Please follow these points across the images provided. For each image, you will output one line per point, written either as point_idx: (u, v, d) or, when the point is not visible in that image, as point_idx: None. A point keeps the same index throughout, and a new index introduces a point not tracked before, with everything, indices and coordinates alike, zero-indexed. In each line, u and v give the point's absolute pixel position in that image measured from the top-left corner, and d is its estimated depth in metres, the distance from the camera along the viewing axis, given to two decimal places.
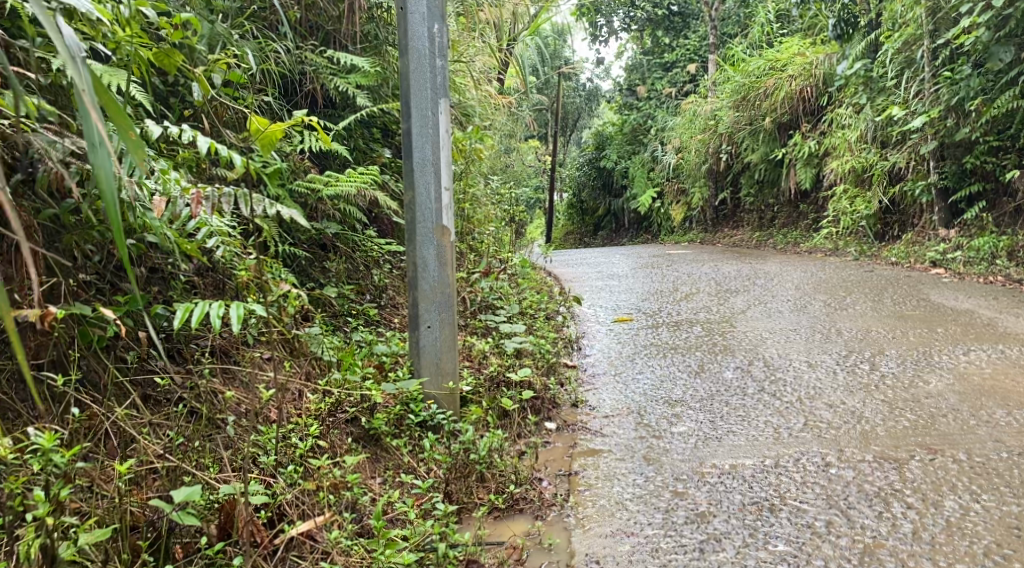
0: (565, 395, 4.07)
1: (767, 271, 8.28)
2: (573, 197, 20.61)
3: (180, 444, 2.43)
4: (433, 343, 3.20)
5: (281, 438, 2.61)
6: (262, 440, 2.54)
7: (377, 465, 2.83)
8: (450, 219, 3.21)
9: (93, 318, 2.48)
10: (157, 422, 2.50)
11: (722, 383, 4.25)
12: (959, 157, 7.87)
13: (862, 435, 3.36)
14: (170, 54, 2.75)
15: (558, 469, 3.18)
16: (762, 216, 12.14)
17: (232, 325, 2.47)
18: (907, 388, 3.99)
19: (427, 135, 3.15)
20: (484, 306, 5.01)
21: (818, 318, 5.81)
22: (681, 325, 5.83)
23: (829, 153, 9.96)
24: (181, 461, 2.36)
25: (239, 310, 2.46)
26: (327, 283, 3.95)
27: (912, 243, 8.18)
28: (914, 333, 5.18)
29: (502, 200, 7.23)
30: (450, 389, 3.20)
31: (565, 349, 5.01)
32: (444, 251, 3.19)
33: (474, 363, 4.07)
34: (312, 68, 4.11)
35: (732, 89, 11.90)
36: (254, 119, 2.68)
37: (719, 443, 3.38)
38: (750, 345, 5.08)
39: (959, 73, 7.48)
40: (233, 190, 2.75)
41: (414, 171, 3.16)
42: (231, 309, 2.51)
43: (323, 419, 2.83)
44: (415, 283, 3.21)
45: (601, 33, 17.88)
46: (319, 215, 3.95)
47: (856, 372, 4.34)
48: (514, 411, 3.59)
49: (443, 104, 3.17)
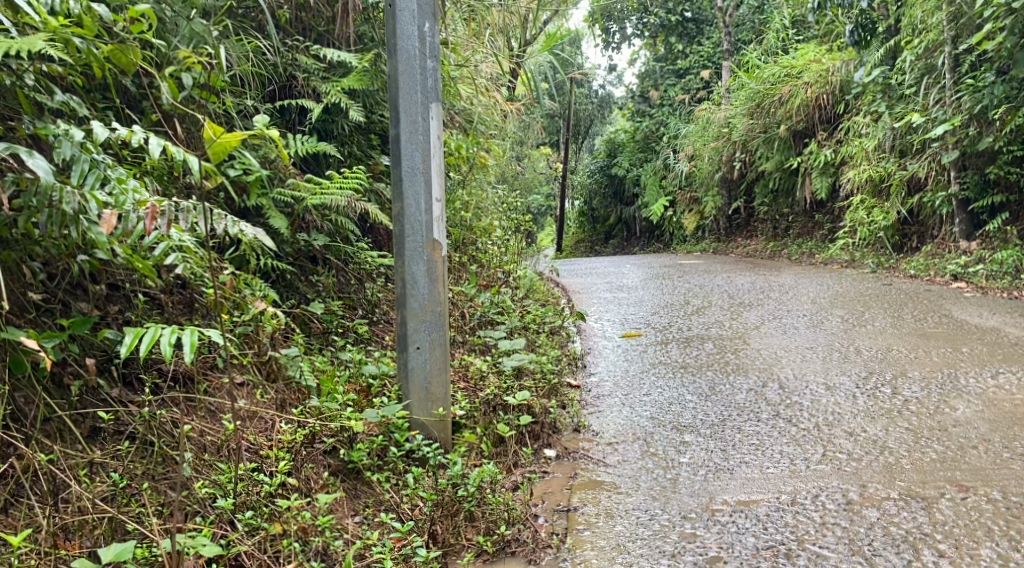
0: (568, 419, 3.83)
1: (780, 283, 8.03)
2: (584, 205, 20.39)
3: (124, 487, 2.33)
4: (422, 366, 2.98)
5: (244, 478, 2.44)
6: (221, 481, 2.39)
7: (357, 502, 2.62)
8: (441, 232, 2.99)
9: (25, 346, 2.32)
10: (99, 461, 2.39)
11: (734, 407, 4.00)
12: (980, 167, 7.59)
13: (886, 468, 3.11)
14: (125, 52, 2.62)
15: (556, 503, 2.94)
16: (776, 226, 11.88)
17: (185, 353, 2.17)
18: (933, 415, 3.73)
19: (418, 142, 2.93)
20: (484, 322, 4.78)
21: (836, 335, 5.55)
22: (692, 341, 5.58)
23: (846, 162, 9.69)
24: (121, 511, 2.27)
25: (191, 337, 2.17)
26: (315, 298, 3.73)
27: (932, 256, 7.90)
28: (937, 353, 4.91)
29: (508, 209, 7.02)
30: (440, 416, 2.98)
31: (569, 367, 4.79)
32: (435, 268, 2.97)
33: (470, 384, 3.84)
34: (301, 71, 3.95)
35: (745, 96, 11.65)
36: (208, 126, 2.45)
37: (731, 475, 3.13)
38: (765, 364, 4.82)
39: (982, 81, 7.21)
40: (193, 202, 2.50)
41: (403, 181, 2.94)
42: (186, 335, 2.22)
43: (297, 452, 2.62)
44: (404, 301, 2.99)
45: (613, 40, 17.68)
46: (306, 225, 3.72)
47: (878, 396, 4.07)
48: (510, 438, 3.37)
49: (435, 108, 2.95)
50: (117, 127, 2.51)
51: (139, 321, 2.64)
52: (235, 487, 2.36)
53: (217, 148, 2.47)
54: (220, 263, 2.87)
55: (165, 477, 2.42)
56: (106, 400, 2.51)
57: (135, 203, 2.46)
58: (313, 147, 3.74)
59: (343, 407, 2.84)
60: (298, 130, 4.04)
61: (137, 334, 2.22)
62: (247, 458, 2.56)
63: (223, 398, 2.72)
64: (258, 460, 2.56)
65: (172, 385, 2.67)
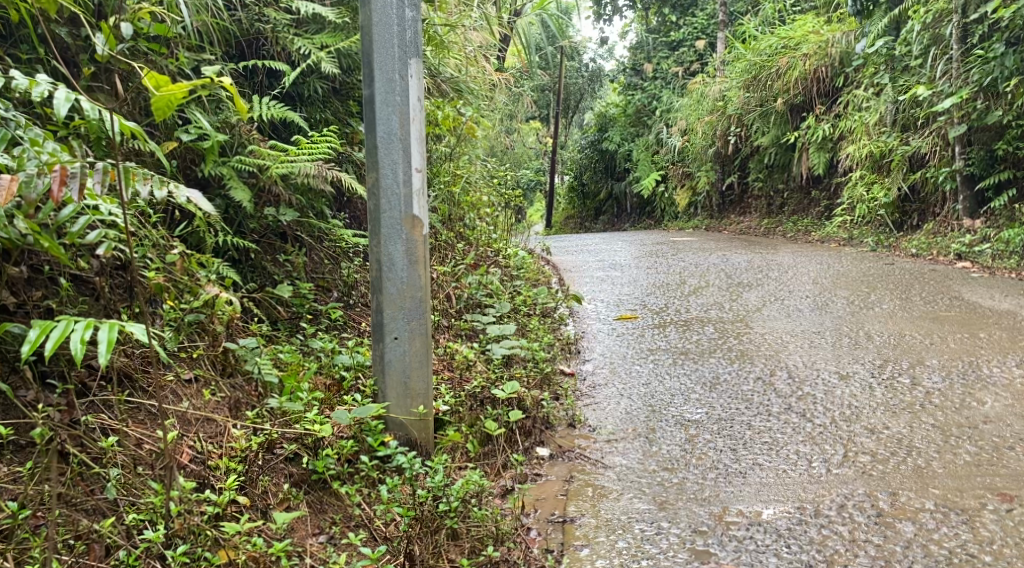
0: (561, 413, 3.51)
1: (778, 262, 7.71)
2: (573, 181, 19.93)
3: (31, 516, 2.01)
4: (400, 359, 2.68)
5: (183, 499, 2.09)
6: (152, 505, 2.06)
7: (322, 517, 2.26)
8: (422, 208, 2.66)
9: None
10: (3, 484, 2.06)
11: (742, 399, 3.67)
12: (987, 142, 7.26)
13: (917, 472, 2.80)
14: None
15: (549, 512, 2.63)
16: (770, 202, 11.52)
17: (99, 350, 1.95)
18: (959, 410, 3.42)
19: (394, 104, 2.57)
20: (470, 305, 4.44)
21: (843, 319, 5.23)
22: (690, 324, 5.24)
23: (845, 137, 9.33)
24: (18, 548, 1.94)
25: (105, 333, 1.95)
26: (284, 279, 3.37)
27: (934, 235, 7.58)
28: (955, 339, 4.60)
29: (494, 183, 6.64)
30: (421, 415, 2.69)
31: (561, 354, 4.46)
32: (415, 248, 2.65)
33: (455, 374, 3.51)
34: (269, 25, 3.59)
35: (742, 68, 11.23)
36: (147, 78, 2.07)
37: (744, 480, 2.81)
38: (770, 350, 4.50)
39: (993, 52, 6.84)
40: (108, 164, 2.12)
41: (378, 148, 2.60)
42: (102, 328, 2.00)
43: (251, 463, 2.27)
44: (379, 285, 2.67)
45: (605, 11, 17.23)
46: (273, 199, 3.36)
47: (896, 387, 3.76)
48: (499, 437, 3.04)
49: (415, 65, 2.59)
50: (20, 80, 2.17)
51: (64, 311, 2.29)
52: (168, 514, 2.01)
53: (159, 102, 2.10)
54: (166, 244, 2.54)
55: (84, 501, 2.07)
56: (16, 411, 2.18)
57: (42, 166, 2.11)
58: (280, 113, 3.31)
59: (307, 409, 2.50)
60: (268, 94, 3.69)
61: (45, 329, 2.01)
62: (191, 471, 2.20)
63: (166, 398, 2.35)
64: (204, 473, 2.21)
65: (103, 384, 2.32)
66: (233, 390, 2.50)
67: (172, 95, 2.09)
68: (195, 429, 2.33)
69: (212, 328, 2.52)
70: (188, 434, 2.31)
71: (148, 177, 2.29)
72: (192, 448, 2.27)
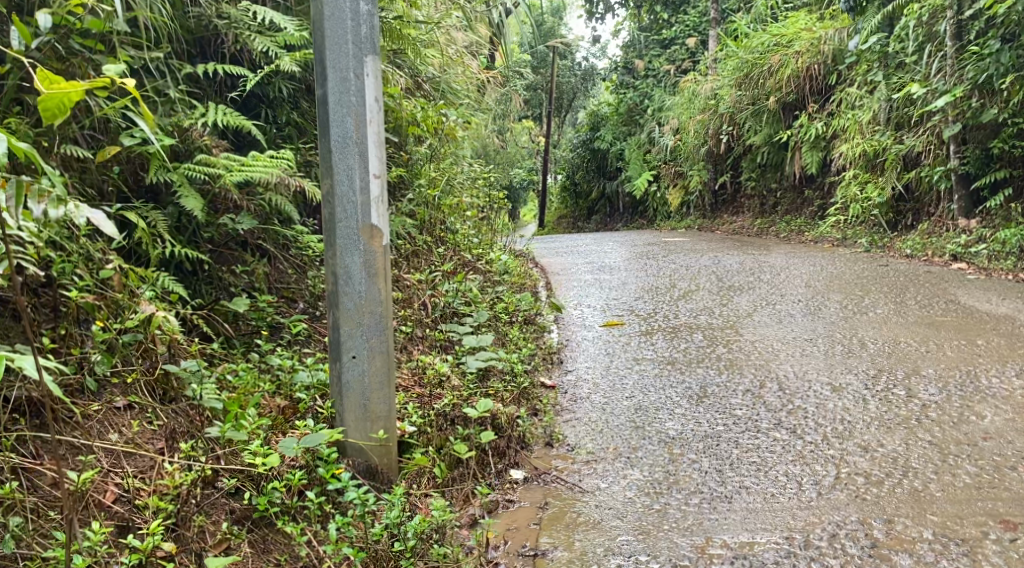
0: (538, 431, 3.33)
1: (771, 264, 7.53)
2: (566, 180, 19.73)
3: None
4: (359, 379, 2.49)
5: (95, 550, 1.92)
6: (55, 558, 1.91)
7: (265, 559, 2.09)
8: (382, 216, 2.47)
9: None
10: None
11: (730, 414, 3.49)
12: (982, 141, 7.09)
13: (913, 495, 2.63)
14: None
15: (521, 544, 2.50)
16: (763, 202, 11.33)
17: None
18: (958, 425, 3.25)
19: (348, 104, 2.39)
20: (447, 314, 4.22)
21: (836, 325, 5.05)
22: (679, 331, 5.05)
23: (838, 136, 9.15)
24: None
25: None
26: (243, 291, 3.20)
27: (929, 235, 7.42)
28: (952, 347, 4.42)
29: (478, 185, 6.44)
30: (381, 440, 2.52)
31: (542, 365, 4.28)
32: (374, 260, 2.46)
33: (425, 390, 3.31)
34: (226, 23, 3.44)
35: (734, 66, 11.04)
36: (38, 76, 1.83)
37: (730, 506, 2.64)
38: (761, 360, 4.31)
39: (987, 48, 6.63)
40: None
41: (332, 152, 2.41)
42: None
43: (188, 501, 2.11)
44: (336, 301, 2.48)
45: (597, 10, 17.08)
46: (231, 207, 3.18)
47: (891, 400, 3.58)
48: (470, 460, 2.87)
49: (371, 62, 2.40)
50: None
51: None
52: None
53: (48, 101, 1.85)
54: (97, 261, 2.40)
55: None
56: None
57: None
58: (235, 120, 3.12)
59: (251, 438, 2.32)
60: (228, 96, 3.51)
61: None
62: (115, 513, 2.05)
63: (90, 432, 2.20)
64: (129, 514, 2.05)
65: (17, 418, 2.18)
66: (174, 417, 2.33)
67: (65, 94, 1.85)
68: (124, 464, 2.16)
69: (153, 348, 2.39)
70: (113, 470, 2.15)
71: (43, 194, 2.06)
72: (118, 485, 2.11)
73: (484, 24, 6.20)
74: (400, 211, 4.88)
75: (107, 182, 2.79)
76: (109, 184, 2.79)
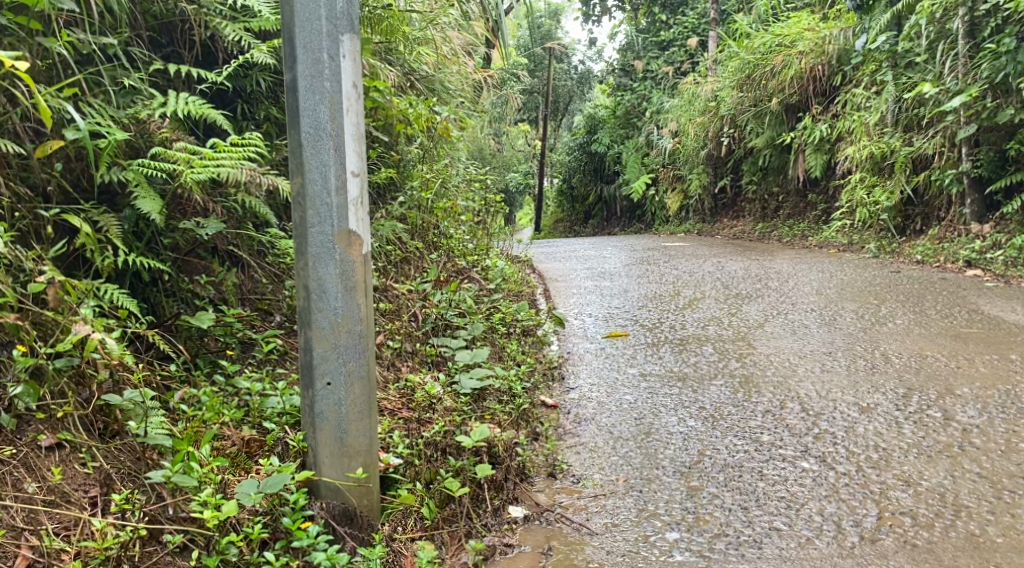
0: (540, 459, 3.00)
1: (777, 270, 7.21)
2: (562, 184, 19.37)
3: None
4: (334, 409, 2.16)
5: None
6: None
7: None
8: (361, 221, 2.14)
9: None
10: None
11: (751, 439, 3.15)
12: (996, 143, 6.77)
13: (972, 542, 2.39)
14: None
15: None
16: (765, 206, 10.97)
17: None
18: (1007, 454, 2.93)
19: (321, 89, 2.06)
20: (438, 327, 3.88)
21: (855, 337, 4.72)
22: (688, 344, 4.71)
23: (843, 138, 8.83)
24: None
25: None
26: (210, 304, 2.87)
27: (940, 241, 7.08)
28: (982, 362, 4.10)
29: (473, 188, 6.10)
30: (358, 480, 2.19)
31: (542, 382, 3.94)
32: (352, 271, 2.13)
33: (413, 413, 2.99)
34: (194, 8, 3.12)
35: (735, 67, 10.72)
36: None
37: (759, 554, 2.36)
38: (779, 376, 3.97)
39: (1003, 46, 6.31)
40: None
41: (303, 145, 2.08)
42: None
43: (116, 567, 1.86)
44: (307, 318, 2.14)
45: (593, 12, 16.82)
46: (199, 211, 2.85)
47: (927, 424, 3.25)
48: (465, 496, 2.54)
49: (348, 41, 2.08)
50: None
51: None
52: None
53: None
54: (20, 281, 2.13)
55: None
56: None
57: None
58: (200, 110, 2.77)
59: (203, 483, 2.04)
60: (198, 91, 3.17)
61: None
62: None
63: (4, 480, 1.94)
64: None
65: None
66: (116, 457, 2.06)
67: None
68: (42, 520, 1.90)
69: (92, 375, 2.11)
70: (30, 527, 1.89)
71: None
72: (32, 548, 1.85)
73: (480, 20, 5.87)
74: (389, 215, 4.53)
75: (50, 182, 2.45)
76: (51, 184, 2.45)
